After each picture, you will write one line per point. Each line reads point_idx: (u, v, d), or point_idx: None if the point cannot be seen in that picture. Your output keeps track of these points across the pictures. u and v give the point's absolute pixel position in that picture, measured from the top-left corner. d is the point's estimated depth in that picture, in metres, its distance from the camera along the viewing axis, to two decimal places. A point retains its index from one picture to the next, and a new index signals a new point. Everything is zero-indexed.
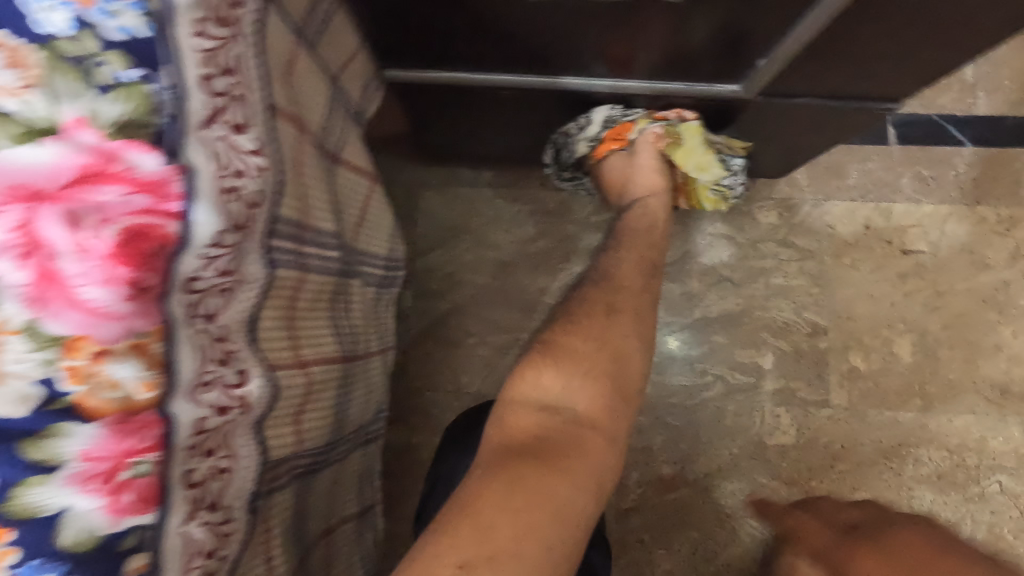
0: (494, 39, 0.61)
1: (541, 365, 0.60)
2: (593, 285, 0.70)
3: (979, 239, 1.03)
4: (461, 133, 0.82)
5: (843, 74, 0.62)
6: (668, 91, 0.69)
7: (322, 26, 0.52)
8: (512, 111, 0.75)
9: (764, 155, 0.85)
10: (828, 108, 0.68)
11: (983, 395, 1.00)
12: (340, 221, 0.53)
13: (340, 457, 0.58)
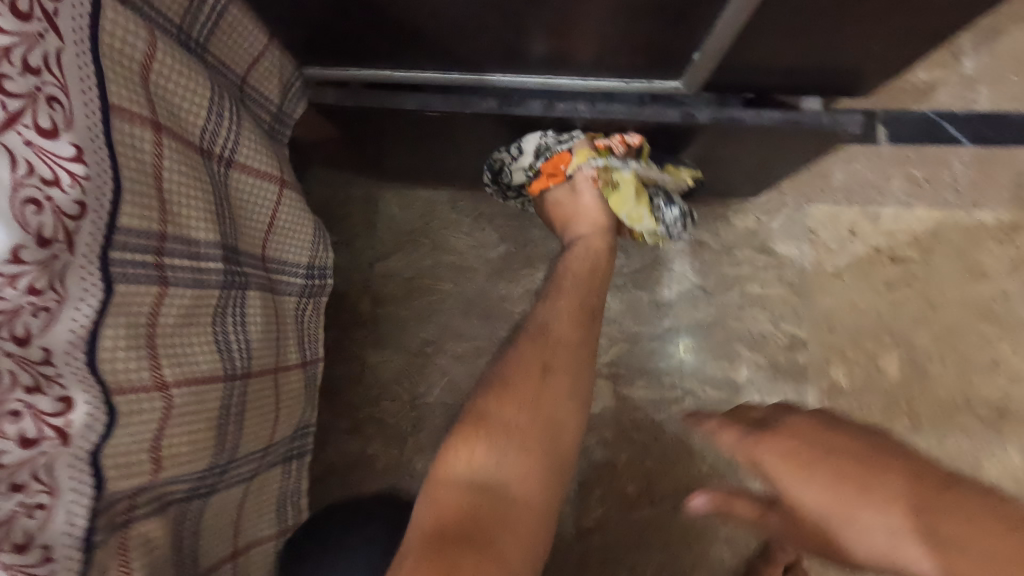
0: (410, 35, 0.57)
1: (472, 438, 0.58)
2: (536, 330, 0.68)
3: (975, 245, 0.96)
4: (393, 150, 0.77)
5: (785, 63, 0.59)
6: (614, 119, 0.63)
7: (209, 21, 0.49)
8: (443, 134, 0.69)
9: (719, 177, 0.79)
10: (780, 132, 0.62)
11: (978, 414, 0.92)
12: (226, 226, 0.49)
13: (238, 479, 0.54)
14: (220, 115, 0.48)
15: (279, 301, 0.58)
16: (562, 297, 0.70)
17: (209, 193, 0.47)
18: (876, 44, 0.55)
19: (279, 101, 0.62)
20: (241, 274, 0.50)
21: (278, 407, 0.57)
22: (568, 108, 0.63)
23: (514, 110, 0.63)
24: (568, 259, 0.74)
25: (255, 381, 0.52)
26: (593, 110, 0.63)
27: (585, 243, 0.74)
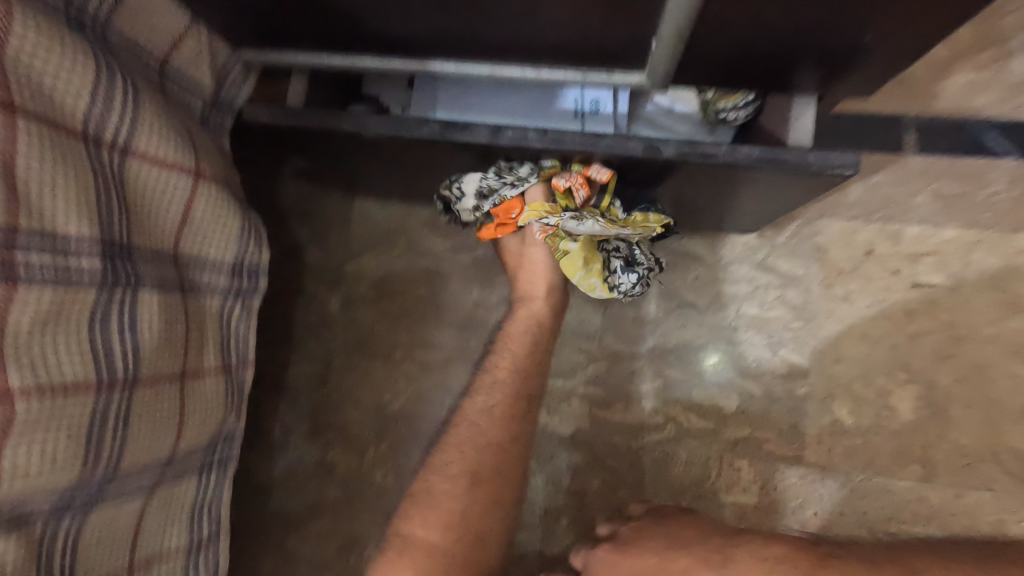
0: (325, 17, 0.50)
1: (400, 559, 0.68)
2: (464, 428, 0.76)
3: (1014, 274, 0.84)
4: (349, 162, 0.72)
5: (763, 45, 0.49)
6: (567, 149, 0.55)
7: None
8: (389, 151, 0.63)
9: (700, 208, 0.71)
10: (758, 171, 0.54)
11: (1005, 467, 0.81)
12: (115, 220, 0.45)
13: (130, 491, 0.50)
14: (109, 97, 0.44)
15: (195, 301, 0.54)
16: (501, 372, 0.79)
17: (89, 180, 0.43)
18: (858, 51, 0.49)
19: (214, 89, 0.57)
20: (134, 273, 0.46)
21: (186, 416, 0.54)
22: (515, 136, 0.54)
23: (458, 135, 0.55)
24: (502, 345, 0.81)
25: (146, 389, 0.48)
26: (544, 139, 0.55)
27: (525, 321, 0.81)
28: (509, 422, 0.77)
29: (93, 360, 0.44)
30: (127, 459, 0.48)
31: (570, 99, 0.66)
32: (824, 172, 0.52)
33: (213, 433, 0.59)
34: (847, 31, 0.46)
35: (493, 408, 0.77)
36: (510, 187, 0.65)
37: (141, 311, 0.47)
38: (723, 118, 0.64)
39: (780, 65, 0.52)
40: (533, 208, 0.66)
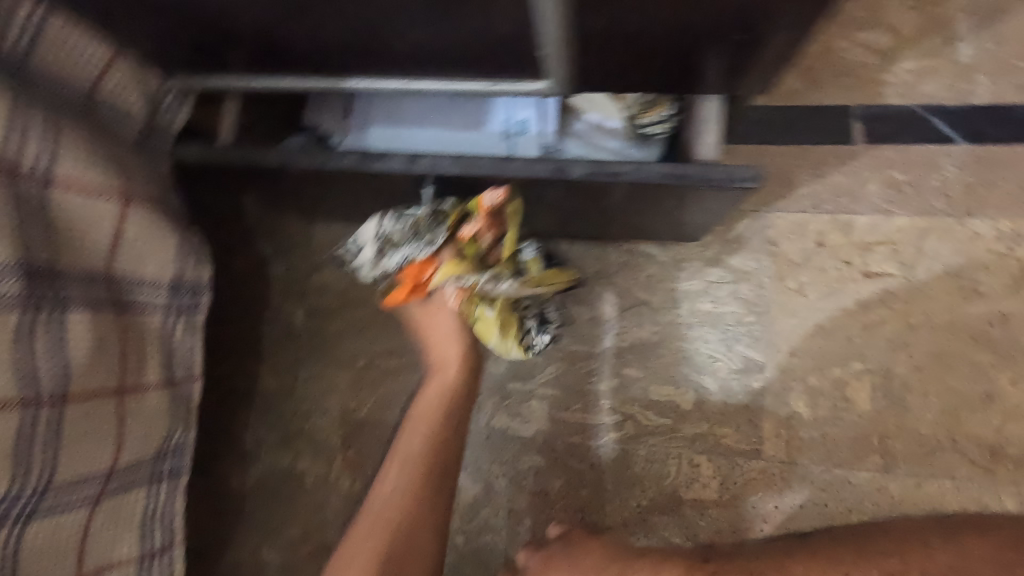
0: (238, 40, 0.53)
1: None
2: (389, 491, 0.80)
3: (968, 260, 0.83)
4: (296, 189, 0.75)
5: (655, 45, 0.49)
6: (479, 173, 0.58)
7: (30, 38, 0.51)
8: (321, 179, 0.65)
9: (631, 211, 0.74)
10: (665, 185, 0.56)
11: (966, 456, 0.80)
12: (36, 247, 0.49)
13: (73, 503, 0.53)
14: (25, 130, 0.48)
15: (133, 320, 0.57)
16: (417, 436, 0.83)
17: (7, 210, 0.47)
18: (752, 46, 0.49)
19: (149, 112, 0.60)
20: (59, 295, 0.50)
21: (126, 427, 0.56)
22: (429, 164, 0.57)
23: (375, 165, 0.59)
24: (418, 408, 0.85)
25: (79, 404, 0.52)
26: (457, 164, 0.57)
27: (438, 384, 0.85)
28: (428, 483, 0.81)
29: (19, 377, 0.47)
30: (63, 467, 0.51)
31: (499, 119, 0.67)
32: (729, 186, 0.54)
33: (159, 446, 0.61)
34: (725, 36, 0.48)
35: (413, 470, 0.81)
36: (424, 251, 0.74)
37: (65, 327, 0.50)
38: (646, 134, 0.65)
39: (683, 69, 0.52)
40: (448, 269, 0.74)
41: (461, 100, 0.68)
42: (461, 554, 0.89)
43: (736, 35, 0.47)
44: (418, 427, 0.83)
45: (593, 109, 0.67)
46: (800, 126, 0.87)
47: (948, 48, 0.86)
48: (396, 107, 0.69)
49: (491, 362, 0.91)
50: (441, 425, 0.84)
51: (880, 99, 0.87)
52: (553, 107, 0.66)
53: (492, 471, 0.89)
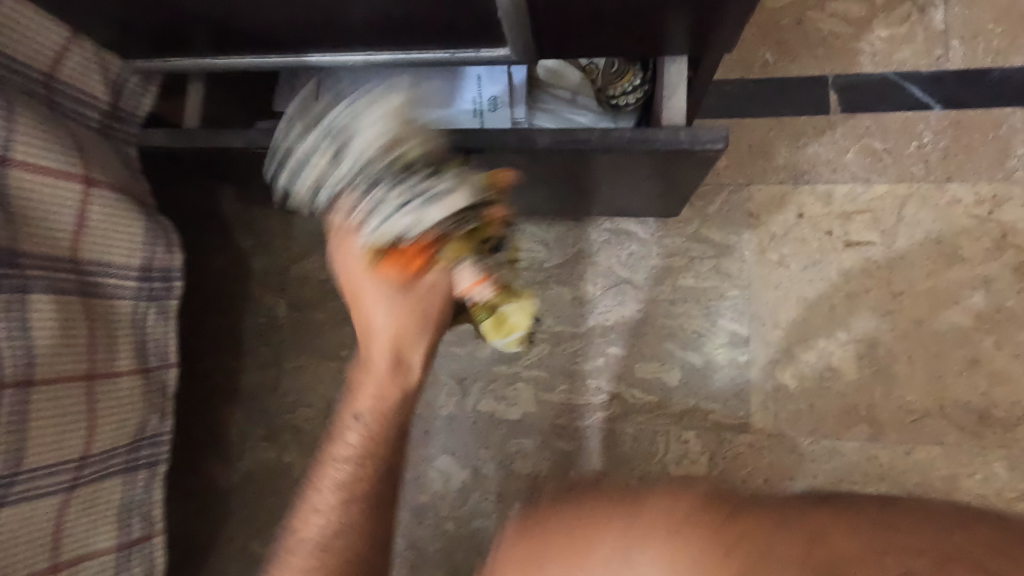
0: (194, 21, 0.52)
1: None
2: (310, 533, 0.58)
3: (950, 225, 0.83)
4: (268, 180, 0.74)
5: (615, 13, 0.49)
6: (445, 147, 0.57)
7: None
8: None
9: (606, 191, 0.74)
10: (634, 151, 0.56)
11: (955, 421, 0.80)
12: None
13: (45, 490, 0.52)
14: None
15: (102, 306, 0.56)
16: (353, 449, 0.60)
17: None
18: (715, 4, 0.47)
19: (112, 99, 0.60)
20: (22, 279, 0.49)
21: (96, 417, 0.55)
22: None
23: None
24: (354, 424, 0.61)
25: (46, 389, 0.51)
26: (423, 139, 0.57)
27: (378, 380, 0.61)
28: (371, 519, 0.59)
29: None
30: (30, 456, 0.50)
31: (469, 98, 0.65)
32: (693, 148, 0.53)
33: (135, 433, 0.61)
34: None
35: (348, 501, 0.59)
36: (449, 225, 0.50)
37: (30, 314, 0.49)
38: (615, 106, 0.65)
39: (647, 31, 0.52)
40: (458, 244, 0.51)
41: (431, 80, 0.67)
42: (452, 540, 0.88)
43: None
44: (353, 438, 0.61)
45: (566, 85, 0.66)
46: (776, 98, 0.87)
47: (922, 15, 0.86)
48: (364, 90, 0.68)
49: (476, 347, 0.90)
50: (389, 430, 0.61)
51: (856, 68, 0.86)
52: (522, 84, 0.65)
53: (480, 456, 0.89)
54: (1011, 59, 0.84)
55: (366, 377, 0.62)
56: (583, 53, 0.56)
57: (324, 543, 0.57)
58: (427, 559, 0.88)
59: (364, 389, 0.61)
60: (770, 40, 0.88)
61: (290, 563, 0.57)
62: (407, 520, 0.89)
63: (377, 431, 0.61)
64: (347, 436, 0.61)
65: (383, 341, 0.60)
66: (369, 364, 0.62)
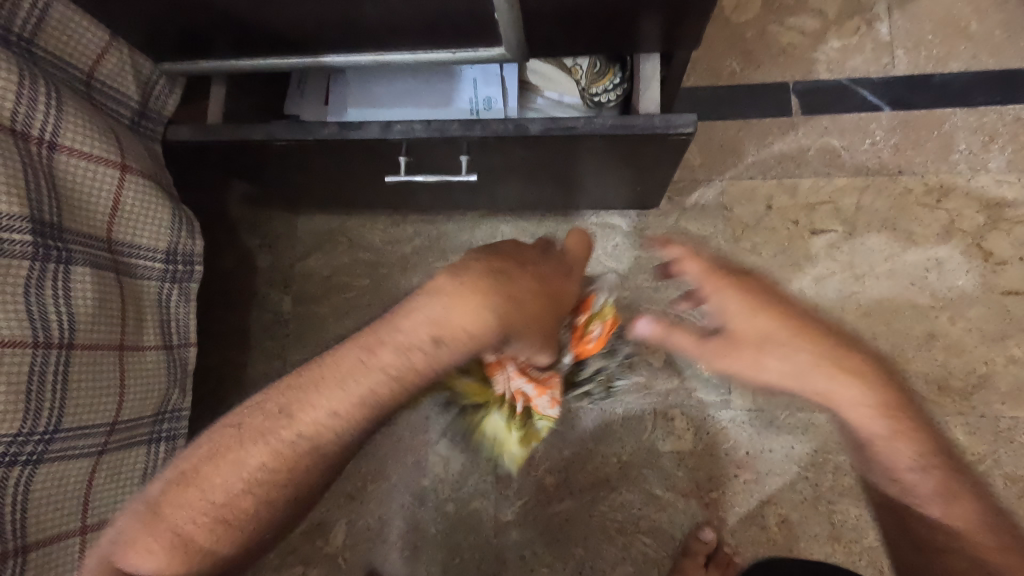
0: (221, 23, 0.58)
1: (190, 479, 0.54)
2: (306, 426, 0.54)
3: (903, 212, 0.91)
4: (278, 179, 0.79)
5: (596, 13, 0.56)
6: (450, 136, 0.64)
7: (34, 21, 0.57)
8: (301, 158, 0.71)
9: (592, 183, 0.80)
10: (616, 137, 0.63)
11: (917, 391, 0.87)
12: (43, 207, 0.54)
13: (78, 452, 0.57)
14: (32, 99, 0.53)
15: (130, 283, 0.62)
16: (396, 374, 0.53)
17: (18, 169, 0.52)
18: (682, 4, 0.55)
19: (141, 98, 0.67)
20: (63, 250, 0.55)
21: (125, 384, 0.61)
22: (402, 129, 0.63)
23: (353, 133, 0.64)
24: (430, 347, 0.52)
25: (83, 353, 0.57)
26: (427, 128, 0.64)
27: (467, 343, 0.53)
28: (347, 444, 0.55)
29: (30, 322, 0.52)
30: (65, 412, 0.55)
31: (465, 98, 0.72)
32: (670, 131, 0.60)
33: (157, 406, 0.66)
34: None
35: (354, 414, 0.54)
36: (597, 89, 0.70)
37: (70, 282, 0.55)
38: (598, 102, 0.71)
39: (624, 30, 0.60)
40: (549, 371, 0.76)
41: (431, 83, 0.74)
42: (453, 521, 0.92)
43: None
44: (407, 366, 0.53)
45: (552, 87, 0.73)
46: (743, 102, 0.96)
47: (869, 28, 0.96)
48: (370, 92, 0.74)
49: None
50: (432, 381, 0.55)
51: (813, 75, 0.96)
52: (514, 86, 0.72)
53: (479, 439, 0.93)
54: (950, 65, 0.94)
55: (472, 310, 0.51)
56: (568, 50, 0.63)
57: (308, 441, 0.54)
58: (428, 541, 0.92)
59: (453, 318, 0.52)
60: (736, 50, 0.97)
61: (285, 432, 0.54)
62: (408, 503, 0.93)
63: (422, 376, 0.54)
64: (411, 349, 0.53)
65: (501, 322, 0.53)
66: (474, 304, 0.51)
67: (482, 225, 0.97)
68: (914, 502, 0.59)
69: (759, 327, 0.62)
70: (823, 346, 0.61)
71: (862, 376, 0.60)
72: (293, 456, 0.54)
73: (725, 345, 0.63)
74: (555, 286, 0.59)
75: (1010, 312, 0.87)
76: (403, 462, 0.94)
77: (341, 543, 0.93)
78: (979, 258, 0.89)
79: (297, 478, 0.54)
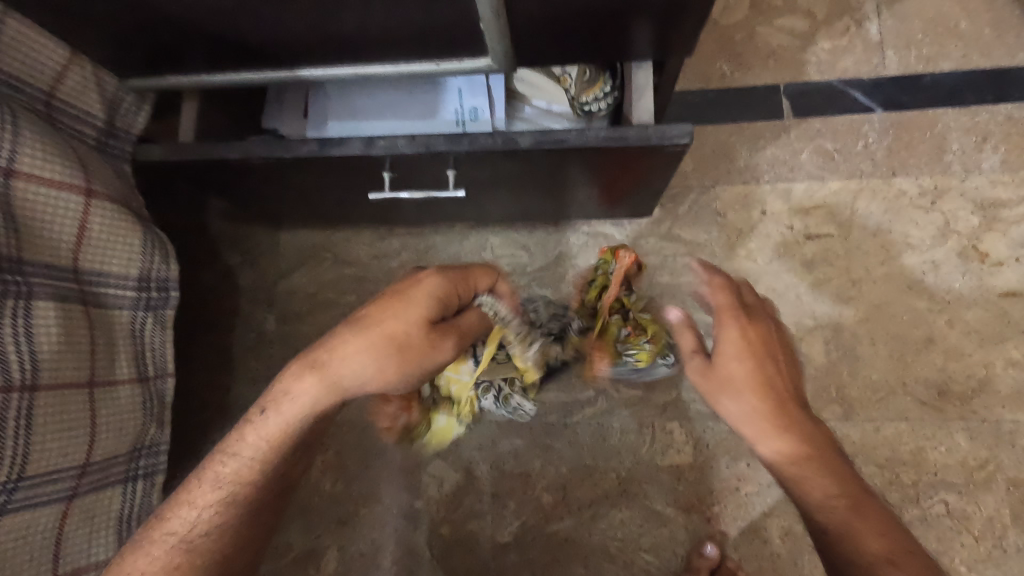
0: (191, 37, 0.55)
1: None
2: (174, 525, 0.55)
3: (898, 215, 0.90)
4: (257, 195, 0.76)
5: (586, 21, 0.54)
6: (435, 151, 0.61)
7: None
8: (280, 174, 0.68)
9: (582, 193, 0.78)
10: (609, 149, 0.60)
11: (917, 397, 0.86)
12: None
13: (47, 499, 0.54)
14: None
15: (100, 315, 0.59)
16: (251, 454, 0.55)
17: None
18: (676, 11, 0.53)
19: (107, 116, 0.63)
20: (25, 284, 0.52)
21: (98, 421, 0.58)
22: (385, 145, 0.60)
23: (334, 150, 0.61)
24: (267, 424, 0.53)
25: (49, 394, 0.53)
26: (412, 143, 0.61)
27: (311, 402, 0.52)
28: (241, 532, 0.56)
29: None
30: (31, 457, 0.52)
31: (451, 109, 0.70)
32: (665, 142, 0.58)
33: (134, 443, 0.62)
34: (652, 8, 0.52)
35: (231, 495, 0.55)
36: (589, 97, 0.67)
37: (32, 318, 0.52)
38: (589, 111, 0.68)
39: (616, 38, 0.57)
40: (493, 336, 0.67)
41: (415, 94, 0.71)
42: (448, 544, 0.89)
43: (661, 6, 0.52)
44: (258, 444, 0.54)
45: (540, 95, 0.71)
46: (734, 106, 0.94)
47: (860, 28, 0.94)
48: (351, 105, 0.71)
49: None
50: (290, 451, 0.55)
51: (805, 77, 0.94)
52: (502, 95, 0.70)
53: (473, 458, 0.90)
54: (941, 65, 0.93)
55: (307, 376, 0.52)
56: (557, 60, 0.61)
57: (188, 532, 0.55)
58: (423, 565, 0.89)
59: (294, 387, 0.52)
60: (725, 53, 0.95)
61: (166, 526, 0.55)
62: (401, 527, 0.90)
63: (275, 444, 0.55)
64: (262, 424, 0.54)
65: (329, 382, 0.51)
66: (298, 369, 0.52)
67: (472, 237, 0.94)
68: (837, 540, 0.50)
69: (745, 371, 0.55)
70: (784, 400, 0.55)
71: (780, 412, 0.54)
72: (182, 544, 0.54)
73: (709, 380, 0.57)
74: (393, 325, 0.51)
75: (1008, 314, 0.86)
76: (395, 485, 0.91)
77: (333, 571, 0.89)
78: (976, 260, 0.88)
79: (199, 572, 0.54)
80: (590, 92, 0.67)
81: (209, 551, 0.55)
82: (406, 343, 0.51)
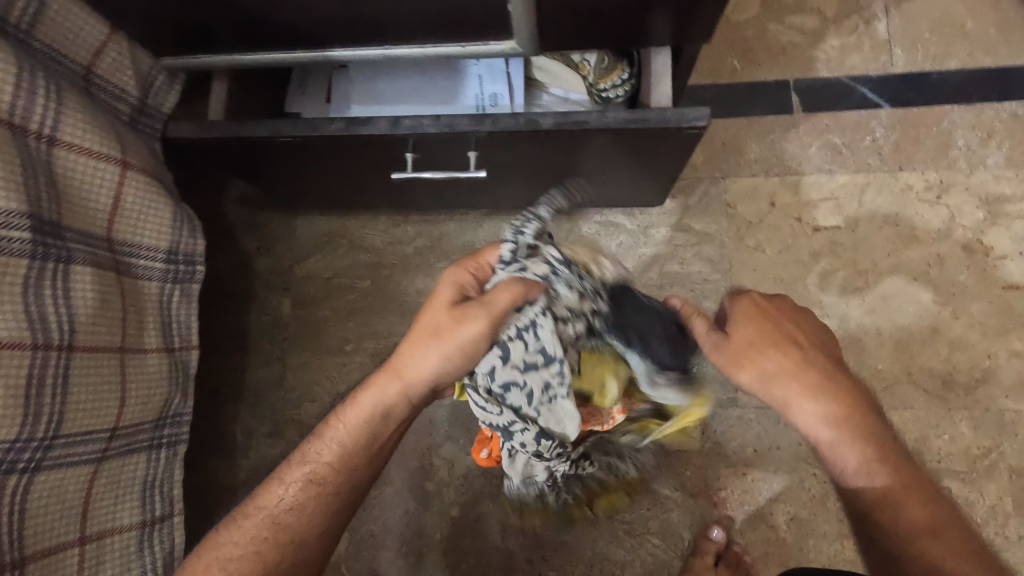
0: (227, 14, 0.57)
1: (207, 546, 0.64)
2: (234, 550, 0.62)
3: (904, 208, 0.91)
4: (280, 180, 0.78)
5: (610, 6, 0.56)
6: (459, 131, 0.63)
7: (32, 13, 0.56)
8: (304, 156, 0.69)
9: (597, 181, 0.80)
10: (628, 132, 0.62)
11: (921, 387, 0.87)
12: (42, 204, 0.53)
13: (79, 459, 0.56)
14: (32, 92, 0.53)
15: (131, 285, 0.62)
16: (332, 439, 0.64)
17: (16, 165, 0.51)
18: None
19: (141, 94, 0.66)
20: (63, 248, 0.54)
21: (128, 387, 0.60)
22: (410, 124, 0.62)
23: (360, 130, 0.63)
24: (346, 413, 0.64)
25: (84, 357, 0.56)
26: (437, 124, 0.63)
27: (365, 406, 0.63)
28: (319, 507, 0.63)
29: (29, 323, 0.51)
30: (63, 414, 0.54)
31: (471, 95, 0.72)
32: (684, 125, 0.60)
33: (159, 413, 0.64)
34: None
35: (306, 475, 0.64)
36: (604, 85, 0.69)
37: (71, 283, 0.54)
38: (606, 97, 0.70)
39: (638, 24, 0.59)
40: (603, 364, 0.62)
41: (436, 80, 0.73)
42: (459, 525, 0.90)
43: None
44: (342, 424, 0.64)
45: (557, 83, 0.73)
46: (745, 101, 0.96)
47: (868, 27, 0.96)
48: (374, 89, 0.73)
49: None
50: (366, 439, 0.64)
51: (815, 74, 0.96)
52: (521, 82, 0.71)
53: None
54: (947, 63, 0.95)
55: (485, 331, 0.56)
56: (579, 45, 0.63)
57: (252, 551, 0.62)
58: (433, 546, 0.90)
59: (364, 387, 0.64)
60: (736, 49, 0.97)
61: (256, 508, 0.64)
62: (412, 508, 0.91)
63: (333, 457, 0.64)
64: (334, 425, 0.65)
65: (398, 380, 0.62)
66: (468, 311, 0.57)
67: (486, 225, 0.96)
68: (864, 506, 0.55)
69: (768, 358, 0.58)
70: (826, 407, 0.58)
71: (823, 390, 0.56)
72: (264, 523, 0.63)
73: (732, 350, 0.57)
74: (425, 318, 0.61)
75: (1013, 307, 0.88)
76: (407, 467, 0.92)
77: (344, 551, 0.91)
78: (980, 254, 0.89)
79: (284, 534, 0.63)
80: (608, 79, 0.69)
81: (293, 522, 0.63)
82: (433, 330, 0.59)
